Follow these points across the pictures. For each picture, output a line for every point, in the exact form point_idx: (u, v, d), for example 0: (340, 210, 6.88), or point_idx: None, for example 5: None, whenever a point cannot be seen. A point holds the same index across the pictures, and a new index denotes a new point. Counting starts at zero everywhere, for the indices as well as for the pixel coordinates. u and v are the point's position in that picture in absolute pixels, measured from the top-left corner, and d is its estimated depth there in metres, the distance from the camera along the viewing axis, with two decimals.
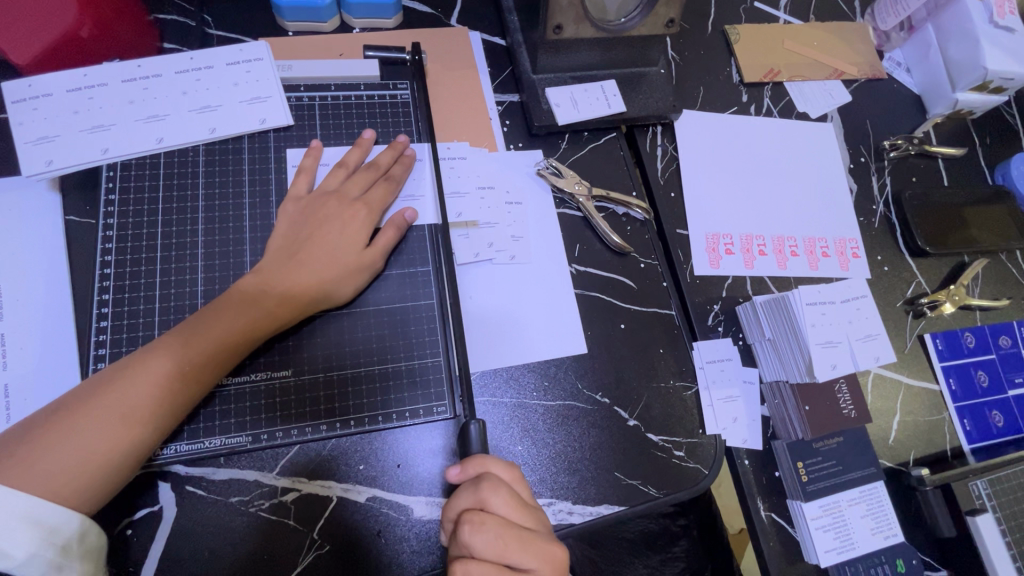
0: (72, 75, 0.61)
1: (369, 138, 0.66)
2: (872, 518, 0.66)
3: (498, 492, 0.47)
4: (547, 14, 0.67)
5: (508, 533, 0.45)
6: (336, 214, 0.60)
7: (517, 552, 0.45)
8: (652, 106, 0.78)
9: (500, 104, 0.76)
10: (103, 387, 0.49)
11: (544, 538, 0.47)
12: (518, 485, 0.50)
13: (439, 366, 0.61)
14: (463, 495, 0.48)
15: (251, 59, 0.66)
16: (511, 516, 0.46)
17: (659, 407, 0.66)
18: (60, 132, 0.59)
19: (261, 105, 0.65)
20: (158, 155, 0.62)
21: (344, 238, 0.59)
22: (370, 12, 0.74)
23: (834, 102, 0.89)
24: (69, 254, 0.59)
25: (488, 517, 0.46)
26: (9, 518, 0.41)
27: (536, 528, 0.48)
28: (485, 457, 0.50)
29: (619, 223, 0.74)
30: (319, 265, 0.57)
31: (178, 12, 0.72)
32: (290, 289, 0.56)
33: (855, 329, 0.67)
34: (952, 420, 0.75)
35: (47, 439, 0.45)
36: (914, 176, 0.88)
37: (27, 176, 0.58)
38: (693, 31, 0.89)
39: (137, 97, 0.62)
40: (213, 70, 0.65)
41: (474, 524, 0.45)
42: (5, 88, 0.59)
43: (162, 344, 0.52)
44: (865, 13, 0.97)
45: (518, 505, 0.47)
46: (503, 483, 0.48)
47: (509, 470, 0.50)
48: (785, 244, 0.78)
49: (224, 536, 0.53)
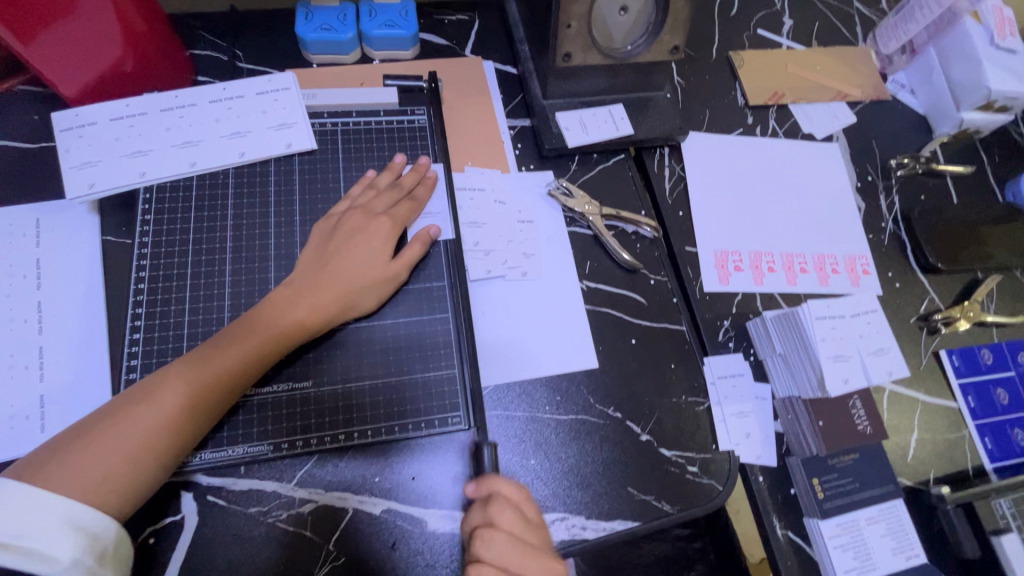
0: (115, 105, 0.65)
1: (399, 163, 0.69)
2: (892, 537, 0.65)
3: (504, 511, 0.51)
4: (556, 43, 0.71)
5: (516, 548, 0.49)
6: (366, 226, 0.63)
7: (525, 566, 0.49)
8: (659, 128, 0.80)
9: (513, 129, 0.80)
10: (136, 401, 0.50)
11: (544, 553, 0.50)
12: (525, 505, 0.53)
13: (453, 377, 0.63)
14: (474, 512, 0.52)
15: (279, 89, 0.70)
16: (519, 533, 0.50)
17: (671, 422, 0.67)
18: (103, 157, 0.64)
19: (287, 131, 0.69)
20: (190, 178, 0.66)
21: (371, 251, 0.62)
22: (390, 45, 0.78)
23: (839, 123, 0.91)
24: (105, 272, 0.63)
25: (497, 532, 0.50)
26: (56, 523, 0.43)
27: (542, 545, 0.51)
28: (494, 477, 0.54)
29: (628, 241, 0.76)
30: (344, 279, 0.60)
31: (212, 47, 0.77)
32: (316, 304, 0.58)
33: (866, 342, 0.67)
34: (971, 438, 0.73)
35: (85, 448, 0.47)
36: (922, 194, 0.89)
37: (70, 198, 0.62)
38: (698, 57, 0.92)
39: (173, 125, 0.66)
40: (243, 100, 0.69)
41: (484, 538, 0.50)
42: (54, 118, 0.64)
43: (191, 358, 0.54)
44: (867, 38, 1.00)
45: (524, 521, 0.51)
46: (509, 500, 0.52)
47: (517, 489, 0.54)
48: (794, 261, 0.79)
49: (242, 546, 0.54)
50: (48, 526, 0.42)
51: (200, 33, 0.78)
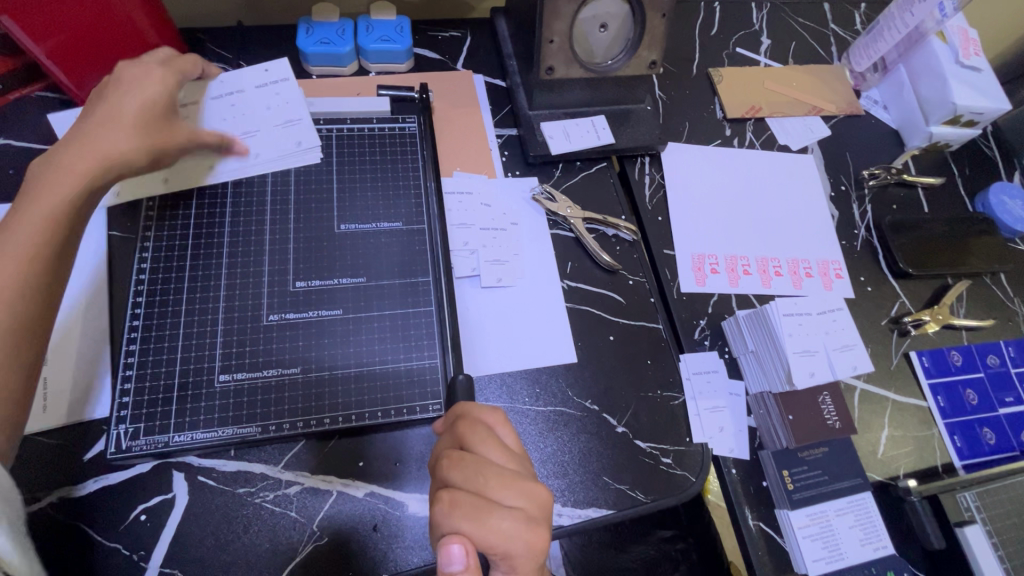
0: None
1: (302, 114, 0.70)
2: (860, 529, 0.67)
3: (475, 430, 0.49)
4: (539, 57, 0.76)
5: (486, 469, 0.46)
6: (138, 124, 0.61)
7: (497, 488, 0.45)
8: (639, 138, 0.85)
9: (500, 137, 0.84)
10: None
11: (526, 478, 0.46)
12: (503, 429, 0.50)
13: (435, 367, 0.65)
14: (447, 440, 0.50)
15: (280, 82, 0.74)
16: (492, 456, 0.47)
17: (646, 414, 0.69)
18: None
19: (293, 127, 0.73)
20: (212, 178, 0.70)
21: (157, 111, 0.62)
22: (385, 58, 0.83)
23: (814, 135, 0.95)
24: (110, 265, 0.66)
25: (466, 453, 0.47)
26: None
27: (519, 470, 0.47)
28: (470, 405, 0.52)
29: (608, 243, 0.79)
30: (140, 139, 0.60)
31: (218, 59, 0.83)
32: (86, 152, 0.58)
33: (832, 339, 0.70)
34: (941, 437, 0.76)
35: None
36: (894, 204, 0.92)
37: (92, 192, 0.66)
38: (679, 72, 0.97)
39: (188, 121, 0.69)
40: (244, 93, 0.73)
41: (451, 460, 0.47)
42: None
43: None
44: (842, 57, 1.05)
45: (497, 442, 0.48)
46: (482, 422, 0.50)
47: (494, 416, 0.51)
48: (769, 265, 0.83)
49: (230, 525, 0.57)
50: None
51: (208, 46, 0.83)
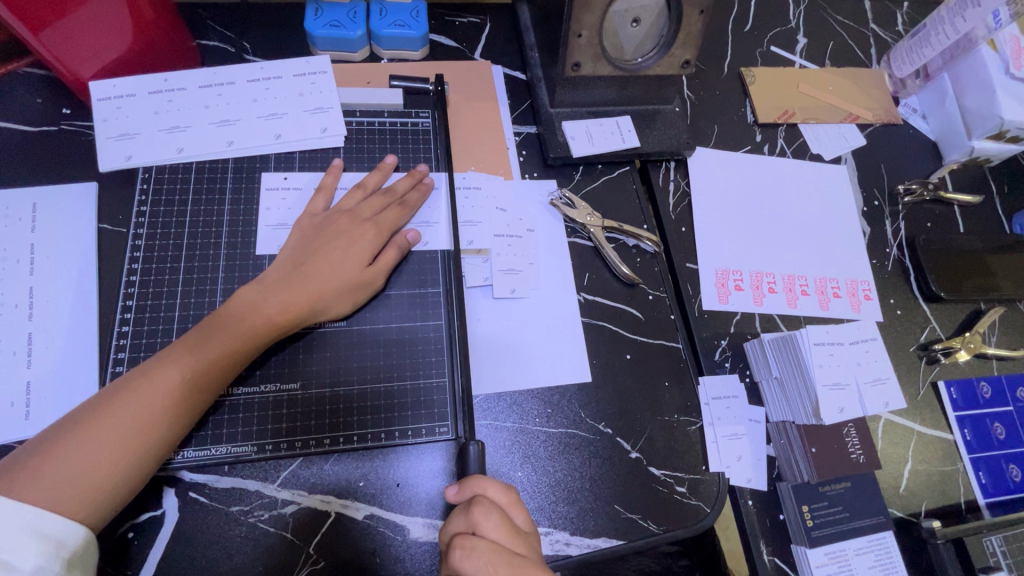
0: (154, 80, 0.67)
1: (423, 172, 0.69)
2: (879, 569, 0.64)
3: (489, 516, 0.47)
4: (565, 52, 0.71)
5: (498, 557, 0.45)
6: (322, 287, 0.58)
7: None
8: (666, 142, 0.79)
9: (518, 135, 0.79)
10: (108, 401, 0.50)
11: (536, 564, 0.46)
12: (513, 510, 0.50)
13: (443, 386, 0.62)
14: (457, 519, 0.49)
15: (317, 72, 0.71)
16: (504, 541, 0.47)
17: (661, 440, 0.66)
18: (141, 130, 0.66)
19: (323, 115, 0.70)
20: (226, 158, 0.67)
21: (347, 257, 0.60)
22: (398, 45, 0.78)
23: (848, 145, 0.90)
24: (99, 260, 0.62)
25: (478, 541, 0.46)
26: (19, 530, 0.42)
27: (528, 554, 0.47)
28: (483, 479, 0.50)
29: (628, 254, 0.75)
30: (320, 279, 0.59)
31: (220, 38, 0.77)
32: (287, 302, 0.57)
33: (864, 372, 0.66)
34: (965, 472, 0.72)
35: (55, 452, 0.46)
36: (928, 222, 0.88)
37: (107, 168, 0.64)
38: (709, 71, 0.92)
39: (212, 102, 0.68)
40: (281, 80, 0.70)
41: (463, 549, 0.46)
42: (93, 88, 0.65)
43: (132, 379, 0.51)
44: (881, 61, 0.99)
45: (510, 528, 0.47)
46: (497, 506, 0.49)
47: (505, 494, 0.50)
48: (795, 283, 0.79)
49: (223, 545, 0.54)
50: (9, 535, 0.42)
51: (209, 24, 0.77)
